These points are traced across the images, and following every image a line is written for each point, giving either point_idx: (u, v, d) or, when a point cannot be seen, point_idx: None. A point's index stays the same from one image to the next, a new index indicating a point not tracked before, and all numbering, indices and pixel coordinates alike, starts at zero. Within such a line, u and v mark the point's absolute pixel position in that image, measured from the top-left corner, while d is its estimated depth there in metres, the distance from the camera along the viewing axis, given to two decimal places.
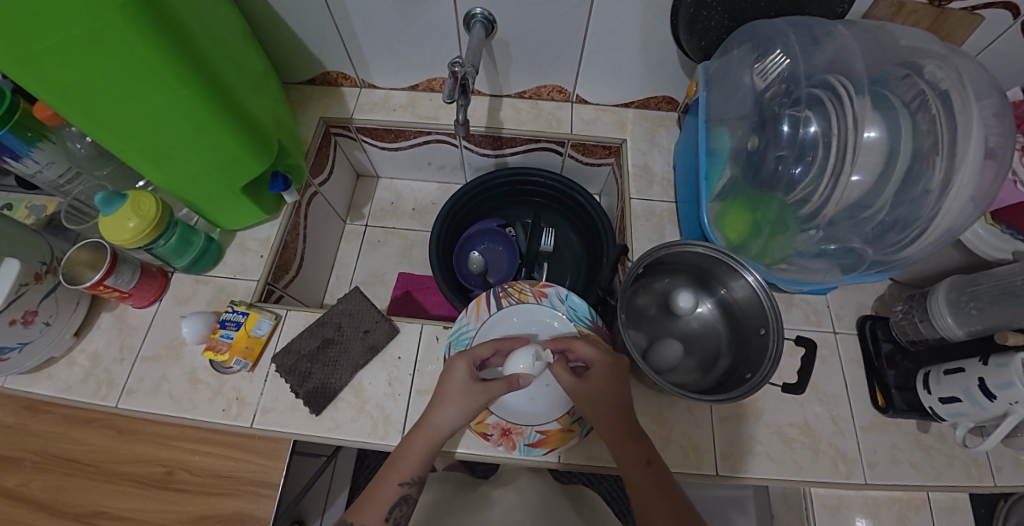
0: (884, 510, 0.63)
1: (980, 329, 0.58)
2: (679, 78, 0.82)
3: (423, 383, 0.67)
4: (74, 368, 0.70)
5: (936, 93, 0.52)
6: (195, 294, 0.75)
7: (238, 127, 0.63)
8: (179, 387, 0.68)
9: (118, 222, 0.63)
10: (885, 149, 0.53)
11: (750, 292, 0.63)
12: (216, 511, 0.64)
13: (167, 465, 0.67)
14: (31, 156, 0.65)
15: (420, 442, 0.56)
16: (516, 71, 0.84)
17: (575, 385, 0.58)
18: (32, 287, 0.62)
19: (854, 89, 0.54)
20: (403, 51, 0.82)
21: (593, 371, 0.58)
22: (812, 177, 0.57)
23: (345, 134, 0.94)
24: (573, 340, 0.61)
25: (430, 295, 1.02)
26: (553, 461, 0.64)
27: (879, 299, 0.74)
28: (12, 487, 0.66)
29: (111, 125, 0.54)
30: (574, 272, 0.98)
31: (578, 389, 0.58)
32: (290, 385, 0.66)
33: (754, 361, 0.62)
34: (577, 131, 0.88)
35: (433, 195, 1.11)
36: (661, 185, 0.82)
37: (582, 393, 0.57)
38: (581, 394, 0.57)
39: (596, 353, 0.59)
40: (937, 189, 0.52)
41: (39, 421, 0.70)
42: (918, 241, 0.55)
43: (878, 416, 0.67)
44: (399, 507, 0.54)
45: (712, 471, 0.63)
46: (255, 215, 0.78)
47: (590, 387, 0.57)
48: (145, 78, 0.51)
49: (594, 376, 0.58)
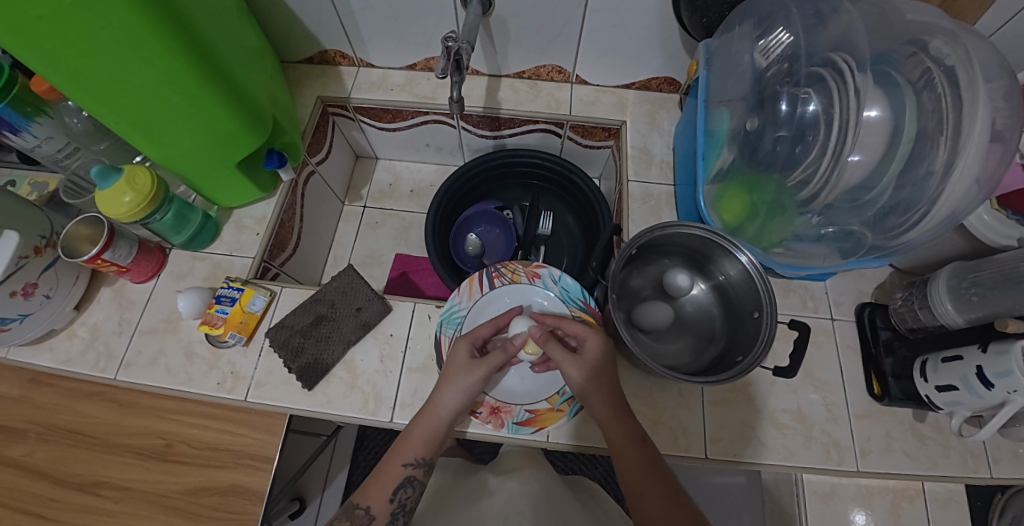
0: (878, 499, 0.63)
1: (981, 317, 0.57)
2: (682, 57, 0.80)
3: (414, 361, 0.68)
4: (74, 341, 0.72)
5: (942, 70, 0.50)
6: (192, 271, 0.75)
7: (230, 101, 0.62)
8: (176, 361, 0.69)
9: (114, 197, 0.63)
10: (888, 128, 0.51)
11: (744, 275, 0.62)
12: (213, 483, 0.66)
13: (166, 438, 0.68)
14: (30, 130, 0.66)
15: (423, 423, 0.58)
16: (515, 49, 0.83)
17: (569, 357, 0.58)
18: (31, 259, 0.63)
19: (856, 66, 0.53)
20: (401, 29, 0.81)
21: (586, 347, 0.59)
22: (813, 158, 0.55)
23: (343, 113, 0.94)
24: (562, 321, 0.62)
25: (427, 276, 1.02)
26: (544, 440, 0.63)
27: (879, 287, 0.72)
28: (18, 457, 0.68)
29: (103, 95, 0.54)
30: (571, 256, 0.98)
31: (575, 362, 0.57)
32: (283, 361, 0.67)
33: (747, 344, 0.61)
34: (576, 113, 0.87)
35: (432, 177, 1.11)
36: (660, 167, 0.81)
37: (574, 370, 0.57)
38: (575, 369, 0.57)
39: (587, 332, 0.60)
40: (941, 171, 0.50)
41: (42, 394, 0.72)
42: (919, 225, 0.53)
43: (873, 404, 0.66)
44: (405, 488, 0.56)
45: (701, 455, 0.63)
46: (252, 193, 0.78)
47: (588, 363, 0.57)
48: (133, 48, 0.50)
49: (589, 353, 0.58)
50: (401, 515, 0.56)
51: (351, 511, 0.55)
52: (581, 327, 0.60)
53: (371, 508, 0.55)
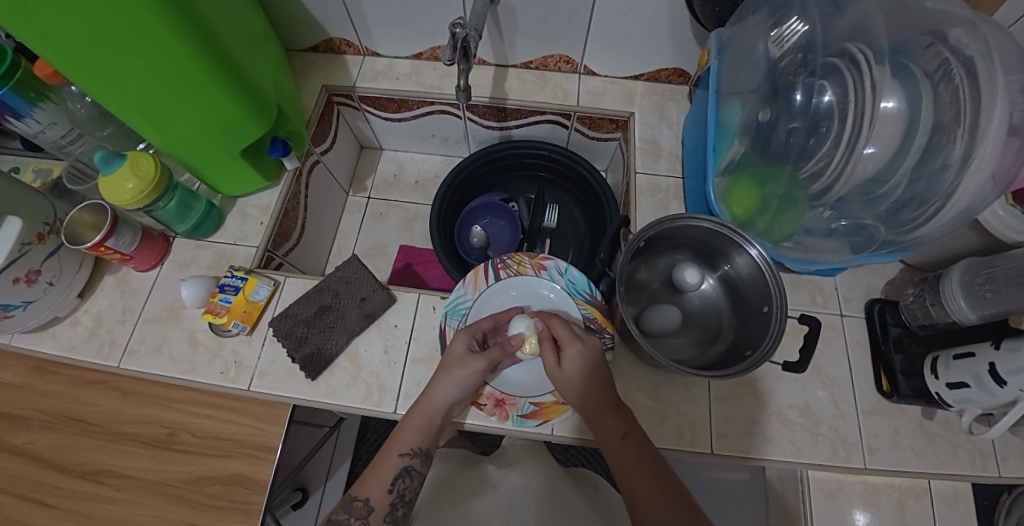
0: (884, 497, 0.62)
1: (994, 314, 0.56)
2: (691, 48, 0.79)
3: (419, 353, 0.67)
4: (78, 328, 0.71)
5: (960, 61, 0.49)
6: (195, 259, 0.75)
7: (236, 88, 0.62)
8: (179, 349, 0.69)
9: (118, 184, 0.62)
10: (904, 120, 0.50)
11: (754, 268, 0.61)
12: (216, 472, 0.66)
13: (169, 426, 0.68)
14: (32, 115, 0.65)
15: (420, 414, 0.58)
16: (523, 39, 0.82)
17: (553, 369, 0.57)
18: (34, 246, 0.62)
19: (874, 57, 0.51)
20: (407, 17, 0.80)
21: (565, 356, 0.57)
22: (826, 151, 0.54)
23: (348, 103, 0.93)
24: (550, 319, 0.60)
25: (431, 268, 1.02)
26: (547, 433, 0.63)
27: (890, 283, 0.71)
28: (21, 444, 0.68)
29: (107, 82, 0.54)
30: (577, 248, 0.97)
31: (558, 375, 0.57)
32: (286, 350, 0.67)
33: (756, 337, 0.60)
34: (584, 103, 0.86)
35: (437, 168, 1.10)
36: (668, 159, 0.80)
37: (562, 382, 0.57)
38: (563, 383, 0.57)
39: (569, 336, 0.57)
40: (957, 165, 0.48)
41: (47, 381, 0.72)
42: (933, 219, 0.52)
43: (882, 401, 0.65)
44: (403, 478, 0.56)
45: (707, 449, 0.62)
46: (257, 182, 0.77)
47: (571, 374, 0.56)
48: (137, 33, 0.49)
49: (569, 364, 0.56)
50: (400, 505, 0.55)
51: (349, 503, 0.54)
52: (566, 333, 0.58)
53: (370, 499, 0.54)
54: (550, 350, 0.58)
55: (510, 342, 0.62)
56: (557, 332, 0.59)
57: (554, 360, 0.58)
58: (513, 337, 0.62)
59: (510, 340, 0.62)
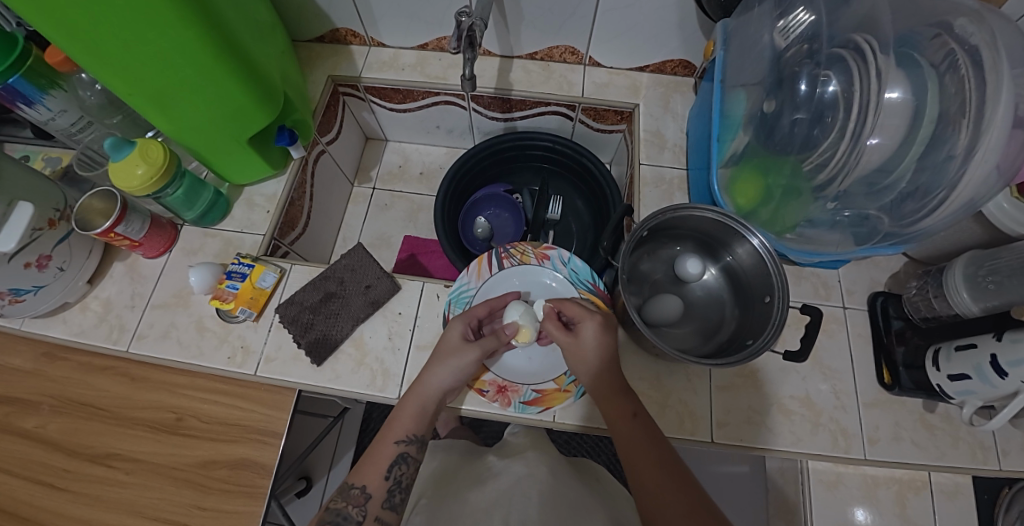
0: (883, 490, 0.62)
1: (996, 306, 0.56)
2: (697, 40, 0.79)
3: (423, 339, 0.68)
4: (88, 313, 0.73)
5: (966, 51, 0.49)
6: (203, 247, 0.76)
7: (243, 76, 0.62)
8: (187, 334, 0.70)
9: (127, 169, 0.63)
10: (910, 110, 0.50)
11: (756, 259, 0.61)
12: (223, 456, 0.67)
13: (177, 411, 0.69)
14: (43, 102, 0.66)
15: (413, 402, 0.58)
16: (528, 30, 0.82)
17: (567, 344, 0.58)
18: (45, 232, 0.64)
19: (879, 47, 0.52)
20: (412, 8, 0.81)
21: (582, 330, 0.58)
22: (832, 141, 0.54)
23: (354, 93, 0.93)
24: (562, 301, 0.61)
25: (435, 259, 1.03)
26: (549, 420, 0.63)
27: (893, 276, 0.71)
28: (31, 428, 0.70)
29: (118, 67, 0.54)
30: (580, 240, 0.97)
31: (571, 348, 0.58)
32: (293, 336, 0.68)
33: (756, 327, 0.60)
34: (588, 95, 0.86)
35: (442, 159, 1.11)
36: (672, 150, 0.80)
37: (575, 359, 0.58)
38: (576, 361, 0.57)
39: (583, 311, 0.59)
40: (962, 155, 0.49)
41: (56, 367, 0.73)
42: (937, 210, 0.52)
43: (883, 393, 0.65)
44: (399, 465, 0.56)
45: (707, 438, 0.63)
46: (264, 170, 0.78)
47: (582, 347, 0.57)
48: (150, 19, 0.50)
49: (585, 337, 0.57)
50: (396, 491, 0.56)
51: (348, 491, 0.55)
52: (581, 309, 0.59)
53: (367, 487, 0.55)
54: (554, 324, 0.59)
55: (505, 329, 0.63)
56: (570, 311, 0.60)
57: (566, 336, 0.58)
58: (507, 326, 0.63)
59: (505, 328, 0.62)
